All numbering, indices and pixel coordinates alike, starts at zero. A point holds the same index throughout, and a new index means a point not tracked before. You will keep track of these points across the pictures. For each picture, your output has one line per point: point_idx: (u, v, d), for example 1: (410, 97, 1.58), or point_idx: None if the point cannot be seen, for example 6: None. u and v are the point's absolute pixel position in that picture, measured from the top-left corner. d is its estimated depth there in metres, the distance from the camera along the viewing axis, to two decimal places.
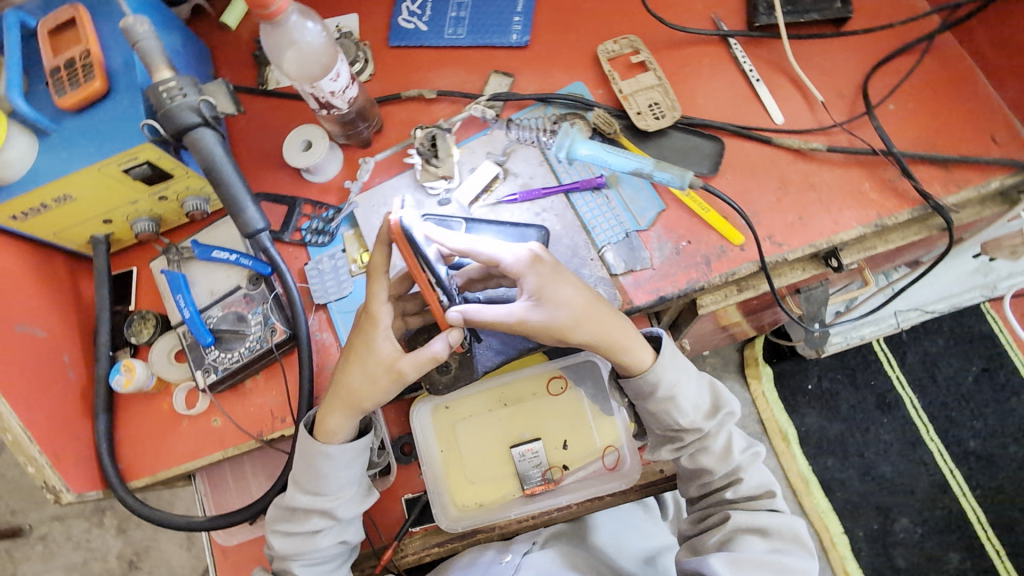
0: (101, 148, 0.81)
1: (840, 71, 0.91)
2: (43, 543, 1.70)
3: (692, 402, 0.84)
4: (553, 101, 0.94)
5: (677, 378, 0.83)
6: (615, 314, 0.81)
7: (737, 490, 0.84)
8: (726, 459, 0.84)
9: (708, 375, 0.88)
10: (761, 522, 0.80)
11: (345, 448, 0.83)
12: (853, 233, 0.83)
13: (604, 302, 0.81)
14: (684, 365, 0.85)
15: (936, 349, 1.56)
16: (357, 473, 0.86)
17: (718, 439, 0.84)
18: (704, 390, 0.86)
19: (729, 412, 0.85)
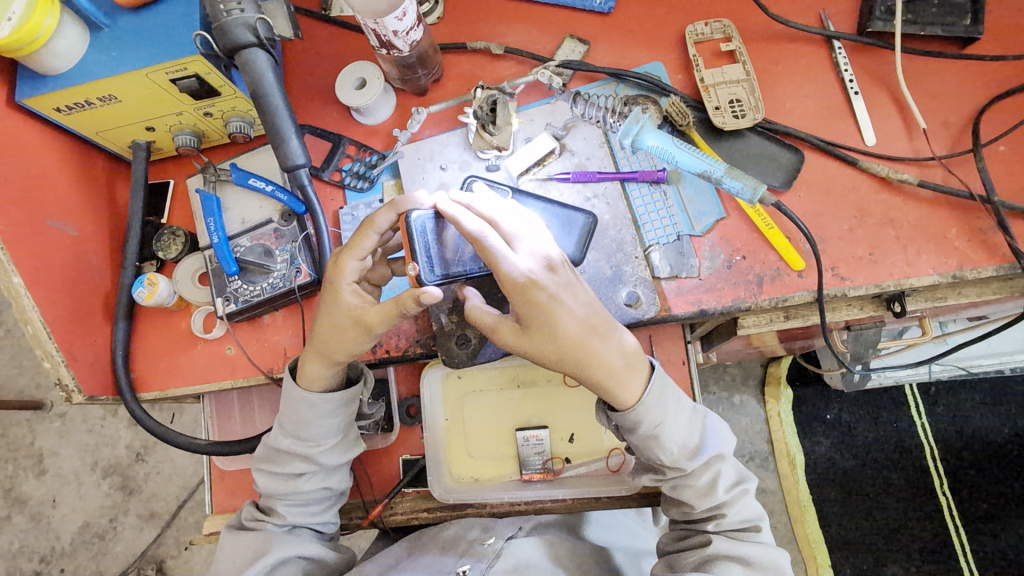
0: (151, 54, 0.78)
1: (952, 98, 0.81)
2: (61, 421, 1.78)
3: (677, 440, 0.76)
4: (627, 79, 0.87)
5: (664, 415, 0.75)
6: (610, 348, 0.73)
7: (720, 522, 0.77)
8: (708, 493, 0.77)
9: (702, 408, 0.80)
10: (741, 553, 0.74)
11: (327, 397, 0.82)
12: (926, 280, 0.76)
13: (603, 332, 0.73)
14: (676, 402, 0.76)
15: (972, 405, 1.48)
16: (341, 423, 0.85)
17: (702, 476, 0.77)
18: (693, 427, 0.78)
19: (717, 455, 0.78)
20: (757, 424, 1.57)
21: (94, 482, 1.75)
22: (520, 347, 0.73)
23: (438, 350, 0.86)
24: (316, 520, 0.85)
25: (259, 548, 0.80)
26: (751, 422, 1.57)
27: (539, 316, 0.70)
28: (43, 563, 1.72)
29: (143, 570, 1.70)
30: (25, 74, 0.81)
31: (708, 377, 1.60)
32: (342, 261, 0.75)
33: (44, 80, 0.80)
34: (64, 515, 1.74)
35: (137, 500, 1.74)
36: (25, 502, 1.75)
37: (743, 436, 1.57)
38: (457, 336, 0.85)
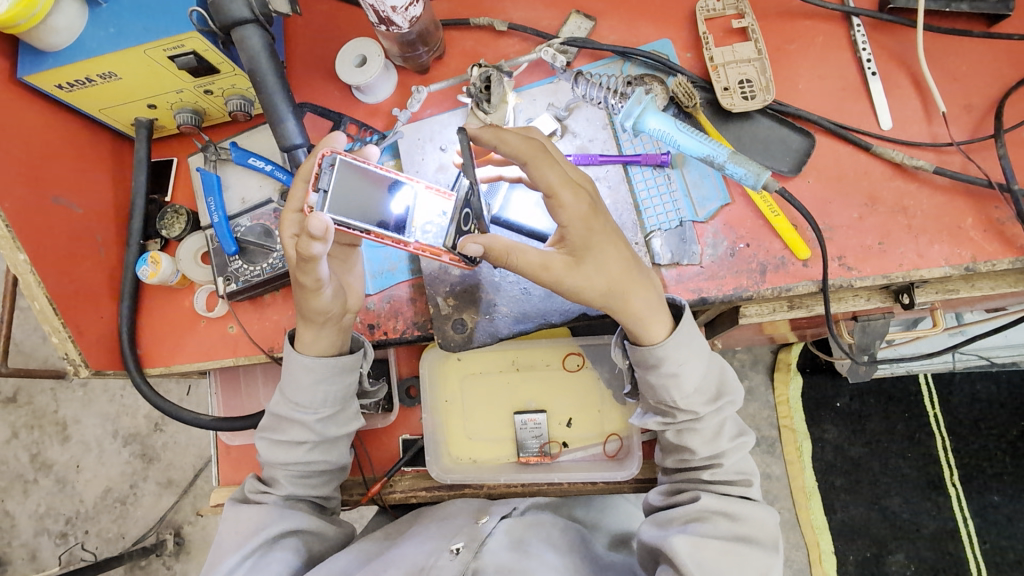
0: (148, 30, 0.77)
1: (976, 80, 0.77)
2: (83, 390, 1.84)
3: (695, 383, 0.75)
4: (633, 57, 0.84)
5: (688, 356, 0.74)
6: (645, 279, 0.73)
7: (716, 473, 0.76)
8: (713, 442, 0.76)
9: (719, 358, 0.79)
10: (732, 510, 0.73)
11: (323, 361, 0.81)
12: (937, 273, 0.73)
13: (637, 262, 0.72)
14: (699, 346, 0.75)
15: (987, 397, 1.45)
16: (338, 392, 0.84)
17: (710, 420, 0.76)
18: (711, 373, 0.77)
19: (731, 401, 0.77)
20: (765, 411, 1.54)
21: (115, 449, 1.81)
22: (573, 283, 0.69)
23: (434, 333, 0.85)
24: (314, 491, 0.86)
25: (260, 521, 0.81)
26: (759, 408, 1.55)
27: (587, 240, 0.68)
28: (68, 525, 1.80)
29: (162, 535, 1.76)
30: (25, 51, 0.80)
31: None
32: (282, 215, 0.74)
33: (44, 57, 0.80)
34: (87, 480, 1.81)
35: (156, 467, 1.80)
36: (50, 467, 1.82)
37: (750, 421, 1.55)
38: (454, 320, 0.84)
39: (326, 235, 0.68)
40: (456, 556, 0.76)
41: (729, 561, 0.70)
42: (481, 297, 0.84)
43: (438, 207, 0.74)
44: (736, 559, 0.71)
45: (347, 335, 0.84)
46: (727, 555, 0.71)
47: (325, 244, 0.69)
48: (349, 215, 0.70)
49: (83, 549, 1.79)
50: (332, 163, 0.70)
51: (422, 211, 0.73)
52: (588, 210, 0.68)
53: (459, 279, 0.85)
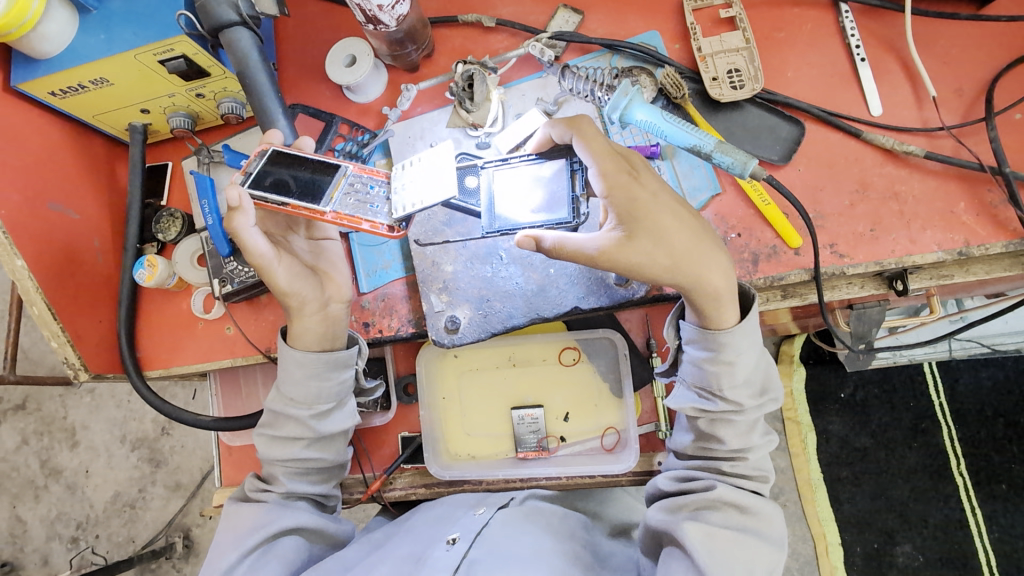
0: (138, 34, 0.78)
1: (966, 63, 0.77)
2: (91, 396, 1.86)
3: (744, 377, 0.74)
4: (621, 50, 0.84)
5: (745, 350, 0.73)
6: (715, 254, 0.70)
7: (734, 465, 0.76)
8: (744, 435, 0.76)
9: (766, 357, 0.79)
10: (743, 505, 0.73)
11: (313, 356, 0.81)
12: (930, 258, 0.73)
13: (705, 238, 0.69)
14: (756, 342, 0.74)
15: (992, 384, 1.44)
16: (333, 388, 0.84)
17: (751, 413, 0.75)
18: (759, 369, 0.77)
19: (773, 399, 0.77)
20: None
21: (124, 454, 1.83)
22: (629, 261, 0.66)
23: (427, 329, 0.85)
24: (314, 487, 0.87)
25: (261, 519, 0.81)
26: None
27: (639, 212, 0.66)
28: (80, 530, 1.82)
29: (171, 538, 1.77)
30: (18, 59, 0.81)
31: None
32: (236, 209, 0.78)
33: (37, 65, 0.81)
34: (97, 485, 1.83)
35: (164, 471, 1.82)
36: (61, 473, 1.84)
37: None
38: (447, 317, 0.84)
39: (245, 206, 0.72)
40: (452, 546, 0.76)
41: (736, 552, 0.70)
42: (474, 293, 0.84)
43: (363, 184, 0.76)
44: (745, 553, 0.71)
45: (335, 328, 0.84)
46: (735, 546, 0.71)
47: (247, 214, 0.72)
48: (269, 190, 0.73)
49: (94, 553, 1.80)
50: (264, 152, 0.75)
51: (346, 187, 0.75)
52: (630, 179, 0.67)
53: (451, 275, 0.85)
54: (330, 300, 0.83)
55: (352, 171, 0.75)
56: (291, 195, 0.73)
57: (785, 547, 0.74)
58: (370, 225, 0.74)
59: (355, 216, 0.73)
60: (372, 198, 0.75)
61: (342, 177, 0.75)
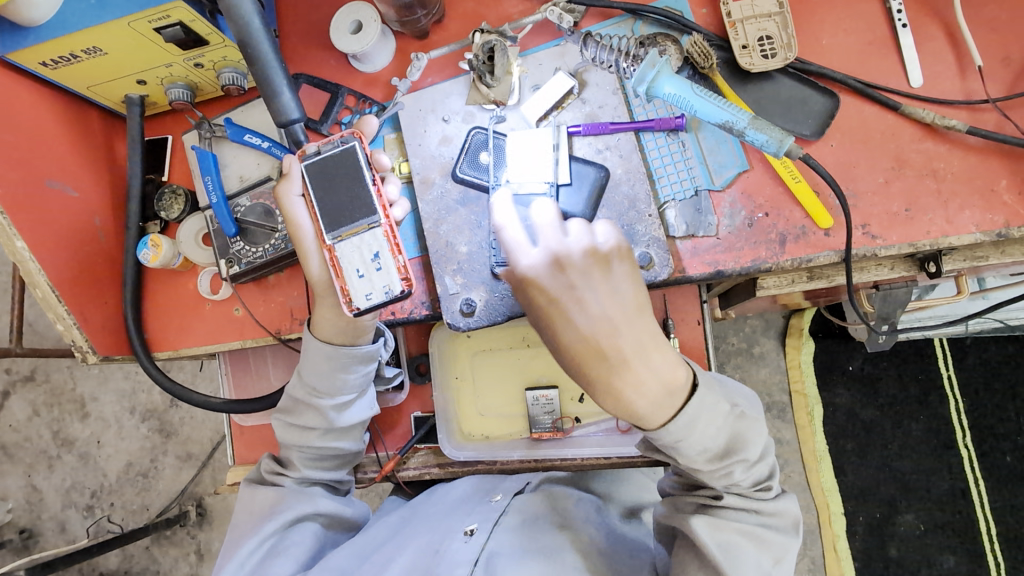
0: (131, 0, 0.73)
1: (1014, 29, 0.72)
2: (99, 368, 1.86)
3: (701, 447, 0.66)
4: (644, 15, 0.79)
5: (692, 428, 0.64)
6: (637, 378, 0.59)
7: (731, 485, 0.72)
8: (722, 478, 0.70)
9: (736, 411, 0.69)
10: (752, 507, 0.71)
11: (345, 351, 0.79)
12: (966, 240, 0.70)
13: (626, 362, 0.58)
14: (707, 418, 0.65)
15: (1005, 359, 1.42)
16: (358, 380, 0.83)
17: (715, 470, 0.69)
18: (723, 432, 0.68)
19: (740, 458, 0.69)
20: (776, 376, 1.53)
21: (134, 425, 1.84)
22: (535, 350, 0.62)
23: (441, 313, 0.83)
24: (327, 472, 0.87)
25: (277, 504, 0.81)
26: (770, 373, 1.54)
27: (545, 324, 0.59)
28: (94, 498, 1.85)
29: (184, 506, 1.80)
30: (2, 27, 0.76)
31: (728, 328, 1.56)
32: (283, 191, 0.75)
33: (24, 33, 0.75)
34: (109, 455, 1.85)
35: (174, 442, 1.83)
36: (72, 443, 1.86)
37: (761, 387, 1.54)
38: (461, 299, 0.82)
39: (292, 175, 0.74)
40: (470, 538, 0.76)
41: (749, 546, 0.70)
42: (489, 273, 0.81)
43: (370, 248, 0.74)
44: (757, 544, 0.70)
45: (354, 326, 0.78)
46: (749, 539, 0.70)
47: (292, 182, 0.74)
48: (316, 183, 0.73)
49: (109, 521, 1.84)
50: (346, 143, 0.73)
51: (360, 237, 0.73)
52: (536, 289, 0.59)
53: (466, 257, 0.82)
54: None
55: (376, 231, 0.73)
56: (317, 196, 0.73)
57: (801, 532, 0.74)
58: (338, 286, 0.75)
59: (340, 271, 0.74)
60: (363, 260, 0.74)
61: (366, 225, 0.73)
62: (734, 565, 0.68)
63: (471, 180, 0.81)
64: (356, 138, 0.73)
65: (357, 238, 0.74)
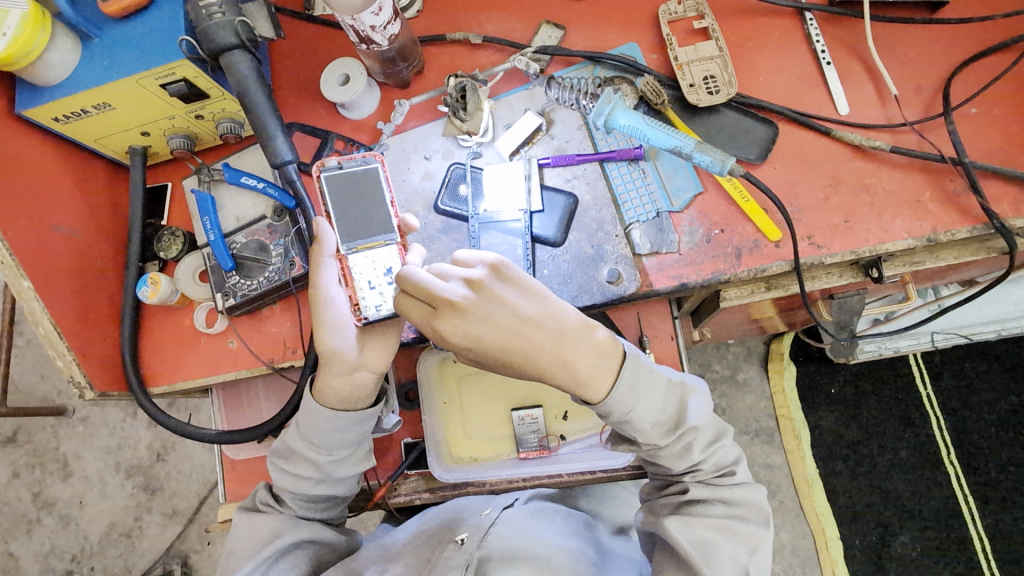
0: (140, 60, 0.81)
1: (923, 62, 0.82)
2: (84, 425, 1.84)
3: (651, 418, 0.74)
4: (602, 62, 0.89)
5: (635, 401, 0.73)
6: (569, 352, 0.71)
7: (696, 475, 0.78)
8: (684, 455, 0.77)
9: (681, 384, 0.78)
10: (719, 496, 0.76)
11: (345, 415, 0.82)
12: (901, 246, 0.77)
13: (550, 337, 0.71)
14: (648, 386, 0.74)
15: (976, 372, 1.49)
16: (356, 437, 0.84)
17: (672, 446, 0.76)
18: (668, 404, 0.76)
19: (693, 428, 0.76)
20: (762, 401, 1.58)
21: (119, 482, 1.81)
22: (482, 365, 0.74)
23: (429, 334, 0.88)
24: (320, 513, 0.87)
25: (274, 531, 0.82)
26: (755, 398, 1.58)
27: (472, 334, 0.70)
28: (75, 562, 1.79)
29: (169, 565, 1.76)
30: (22, 87, 0.84)
31: (710, 356, 1.61)
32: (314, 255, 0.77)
33: (41, 92, 0.83)
34: (92, 516, 1.81)
35: (160, 498, 1.80)
36: (53, 505, 1.81)
37: (746, 412, 1.58)
38: None
39: (326, 239, 0.76)
40: (462, 545, 0.78)
41: (723, 539, 0.74)
42: None
43: (384, 263, 0.78)
44: (731, 539, 0.74)
45: (358, 392, 0.82)
46: (722, 534, 0.74)
47: (324, 246, 0.76)
48: (336, 200, 0.76)
49: None
50: (367, 164, 0.77)
51: (374, 252, 0.78)
52: (451, 312, 0.70)
53: None
54: (362, 367, 0.81)
55: (391, 248, 0.78)
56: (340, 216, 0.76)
57: (773, 523, 0.77)
58: (347, 290, 0.79)
59: (350, 280, 0.78)
60: (374, 272, 0.78)
61: (380, 241, 0.77)
62: (709, 558, 0.72)
63: (452, 211, 0.87)
64: (378, 161, 0.77)
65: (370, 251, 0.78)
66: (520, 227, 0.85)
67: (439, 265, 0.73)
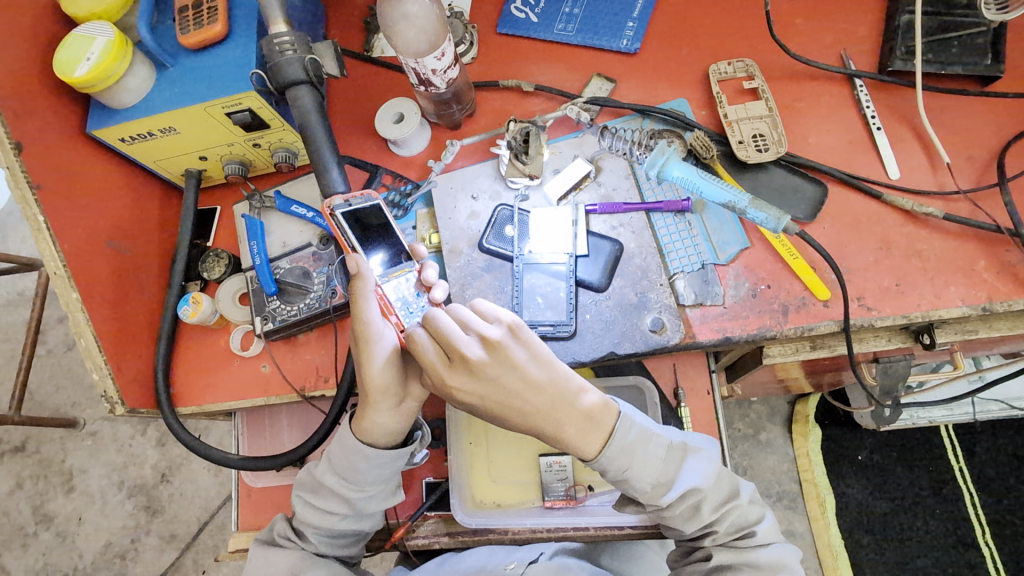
0: (209, 89, 0.85)
1: (974, 133, 0.83)
2: (92, 439, 1.83)
3: (650, 478, 0.72)
4: (652, 115, 0.90)
5: (630, 461, 0.71)
6: (562, 414, 0.69)
7: (715, 538, 0.75)
8: (693, 517, 0.74)
9: (680, 444, 0.75)
10: (744, 560, 0.73)
11: (384, 452, 0.79)
12: (955, 313, 0.76)
13: (549, 401, 0.69)
14: (642, 445, 0.72)
15: (1013, 448, 1.43)
16: (390, 474, 0.82)
17: (680, 509, 0.73)
18: (668, 464, 0.73)
19: (694, 490, 0.72)
20: (784, 463, 1.52)
21: (120, 501, 1.78)
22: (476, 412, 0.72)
23: None
24: (340, 550, 0.84)
25: (294, 568, 0.80)
26: (778, 460, 1.53)
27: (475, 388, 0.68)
28: None
29: None
30: (96, 108, 0.88)
31: (733, 414, 1.57)
32: (356, 292, 0.73)
33: (113, 114, 0.87)
34: (89, 534, 1.76)
35: (159, 521, 1.76)
36: (51, 520, 1.77)
37: (768, 474, 1.52)
38: None
39: (364, 274, 0.73)
40: None
41: None
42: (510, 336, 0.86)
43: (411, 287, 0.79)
44: None
45: (404, 426, 0.79)
46: None
47: (366, 281, 0.73)
48: (353, 229, 0.80)
49: None
50: (371, 200, 0.81)
51: (401, 277, 0.80)
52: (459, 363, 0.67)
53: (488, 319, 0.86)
54: (408, 398, 0.78)
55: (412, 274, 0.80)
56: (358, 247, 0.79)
57: None
58: (391, 322, 0.78)
59: (388, 306, 0.78)
60: (407, 293, 0.79)
61: (406, 268, 0.80)
62: None
63: (496, 250, 0.88)
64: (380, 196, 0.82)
65: (401, 278, 0.80)
66: (564, 270, 0.86)
67: (462, 312, 0.70)
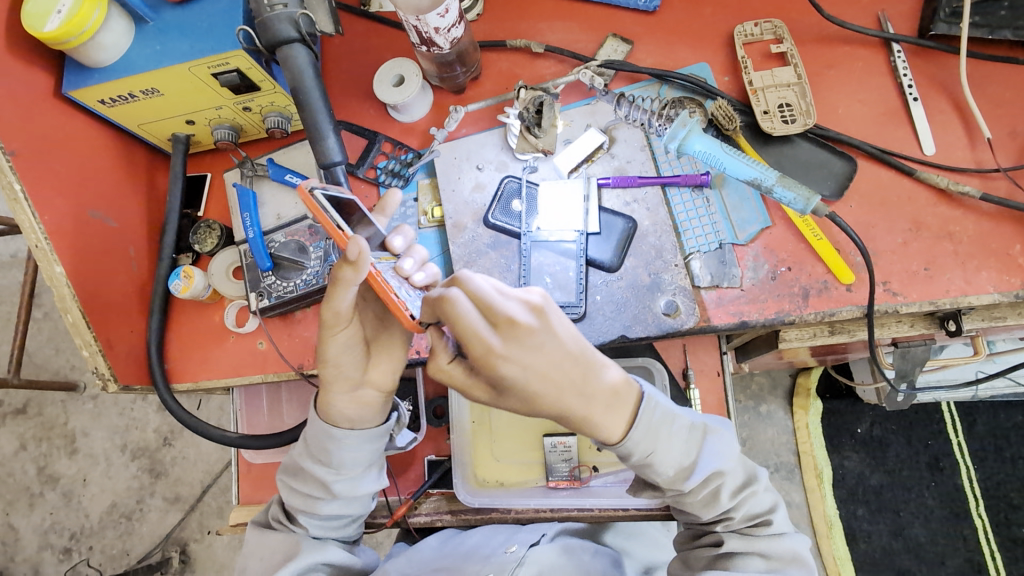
0: (193, 47, 0.78)
1: (1017, 106, 0.77)
2: (93, 402, 1.82)
3: (674, 462, 0.69)
4: (671, 80, 0.84)
5: (656, 443, 0.67)
6: (588, 400, 0.62)
7: (729, 524, 0.74)
8: (713, 502, 0.72)
9: (701, 424, 0.72)
10: (755, 549, 0.72)
11: (357, 436, 0.77)
12: (986, 300, 0.72)
13: (576, 386, 0.61)
14: (666, 427, 0.68)
15: (1010, 423, 1.42)
16: (368, 457, 0.79)
17: (702, 493, 0.71)
18: (689, 448, 0.70)
19: (717, 473, 0.71)
20: (783, 436, 1.51)
21: (123, 463, 1.79)
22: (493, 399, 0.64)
23: None
24: (334, 532, 0.82)
25: (290, 551, 0.78)
26: (777, 433, 1.52)
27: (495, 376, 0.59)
28: (72, 540, 1.76)
29: (167, 552, 1.73)
30: (72, 67, 0.81)
31: (737, 386, 1.55)
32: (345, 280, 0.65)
33: (90, 73, 0.80)
34: (94, 495, 1.78)
35: (162, 483, 1.77)
36: (57, 481, 1.78)
37: (768, 446, 1.51)
38: None
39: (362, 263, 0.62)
40: None
41: None
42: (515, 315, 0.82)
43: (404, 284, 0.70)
44: None
45: (365, 412, 0.78)
46: None
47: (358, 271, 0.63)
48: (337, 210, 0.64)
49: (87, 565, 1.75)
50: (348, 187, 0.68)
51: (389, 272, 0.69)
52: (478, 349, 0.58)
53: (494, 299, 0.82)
54: (367, 384, 0.77)
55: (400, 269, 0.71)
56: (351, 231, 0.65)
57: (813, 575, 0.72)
58: None
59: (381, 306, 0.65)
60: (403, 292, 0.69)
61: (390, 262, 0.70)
62: None
63: (502, 226, 0.83)
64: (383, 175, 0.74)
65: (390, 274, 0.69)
66: (575, 249, 0.81)
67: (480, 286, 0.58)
